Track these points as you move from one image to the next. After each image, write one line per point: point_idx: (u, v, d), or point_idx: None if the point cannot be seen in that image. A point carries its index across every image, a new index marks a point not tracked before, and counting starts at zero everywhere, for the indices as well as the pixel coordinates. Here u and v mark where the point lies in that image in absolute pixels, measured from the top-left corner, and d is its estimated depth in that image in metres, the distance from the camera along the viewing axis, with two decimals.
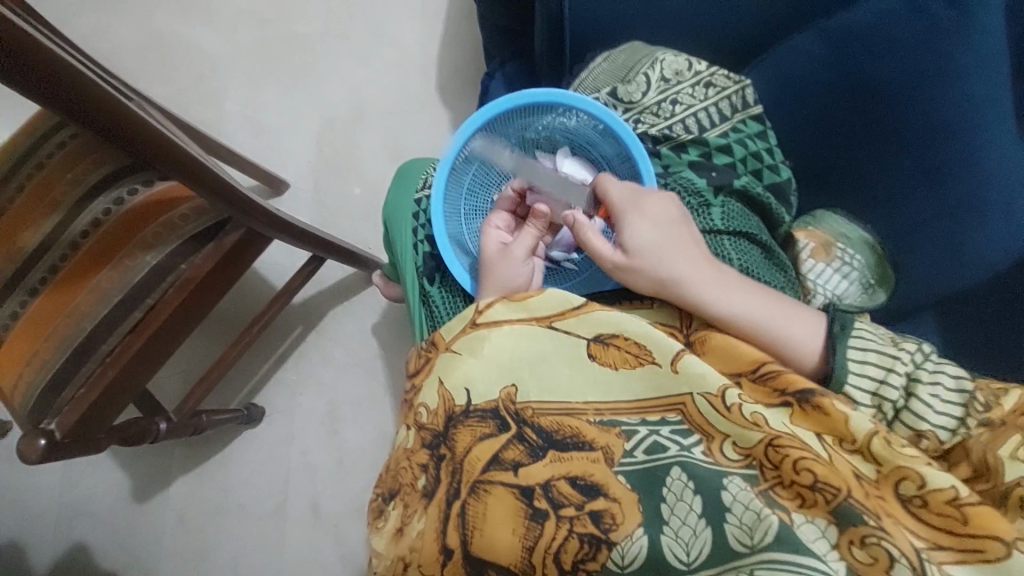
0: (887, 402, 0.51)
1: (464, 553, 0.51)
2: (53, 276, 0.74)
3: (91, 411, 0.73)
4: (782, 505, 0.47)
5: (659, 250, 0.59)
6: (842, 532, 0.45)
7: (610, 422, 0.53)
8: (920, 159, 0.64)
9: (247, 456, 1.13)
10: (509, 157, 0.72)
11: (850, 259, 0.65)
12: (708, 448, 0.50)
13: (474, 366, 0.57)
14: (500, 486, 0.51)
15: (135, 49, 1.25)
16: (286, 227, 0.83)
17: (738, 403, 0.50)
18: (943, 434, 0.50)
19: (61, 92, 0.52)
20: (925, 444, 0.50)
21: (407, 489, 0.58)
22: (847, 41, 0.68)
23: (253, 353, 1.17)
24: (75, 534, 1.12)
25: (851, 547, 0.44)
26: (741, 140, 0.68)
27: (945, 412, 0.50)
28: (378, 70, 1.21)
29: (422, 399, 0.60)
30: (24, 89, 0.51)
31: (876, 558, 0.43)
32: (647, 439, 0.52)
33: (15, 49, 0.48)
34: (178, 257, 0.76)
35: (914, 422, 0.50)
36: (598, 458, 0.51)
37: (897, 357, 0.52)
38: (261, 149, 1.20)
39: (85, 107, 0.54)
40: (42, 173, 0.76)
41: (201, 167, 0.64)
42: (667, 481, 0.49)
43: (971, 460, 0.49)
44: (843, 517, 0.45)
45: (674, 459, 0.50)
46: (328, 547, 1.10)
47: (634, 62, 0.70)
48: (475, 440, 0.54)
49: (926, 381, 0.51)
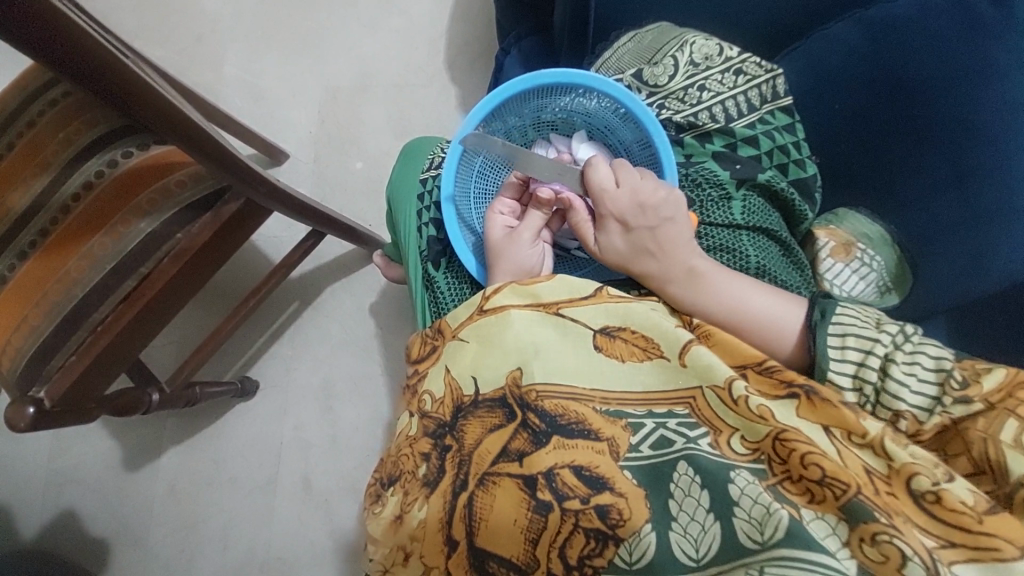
0: (866, 384, 0.50)
1: (469, 544, 0.50)
2: (43, 240, 0.71)
3: (83, 379, 0.72)
4: (789, 500, 0.45)
5: (630, 255, 0.59)
6: (852, 529, 0.43)
7: (616, 412, 0.52)
8: (953, 164, 0.62)
9: (239, 429, 1.12)
10: (501, 147, 0.63)
11: (869, 260, 0.64)
12: (716, 440, 0.49)
13: (479, 350, 0.57)
14: (506, 478, 0.50)
15: (132, 5, 1.19)
16: (286, 199, 0.81)
17: (745, 396, 0.49)
18: (921, 413, 0.49)
19: (55, 45, 0.49)
20: (903, 424, 0.49)
21: (408, 476, 0.57)
22: (885, 34, 0.65)
23: (248, 327, 1.15)
24: (64, 500, 1.11)
25: (862, 545, 0.43)
26: (768, 132, 0.66)
27: (920, 392, 0.49)
28: (386, 39, 1.16)
29: (427, 386, 0.60)
30: (18, 42, 0.48)
31: (887, 555, 0.42)
32: (654, 433, 0.50)
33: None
34: (174, 226, 0.73)
35: (891, 402, 0.49)
36: (603, 450, 0.50)
37: (877, 339, 0.51)
38: (261, 117, 1.16)
39: (81, 63, 0.51)
40: (33, 131, 0.73)
41: (200, 132, 0.61)
42: (674, 476, 0.48)
43: (972, 454, 0.47)
44: (854, 512, 0.43)
45: (681, 453, 0.49)
46: (319, 523, 1.10)
47: (662, 44, 0.67)
48: (485, 431, 0.53)
49: (902, 362, 0.50)
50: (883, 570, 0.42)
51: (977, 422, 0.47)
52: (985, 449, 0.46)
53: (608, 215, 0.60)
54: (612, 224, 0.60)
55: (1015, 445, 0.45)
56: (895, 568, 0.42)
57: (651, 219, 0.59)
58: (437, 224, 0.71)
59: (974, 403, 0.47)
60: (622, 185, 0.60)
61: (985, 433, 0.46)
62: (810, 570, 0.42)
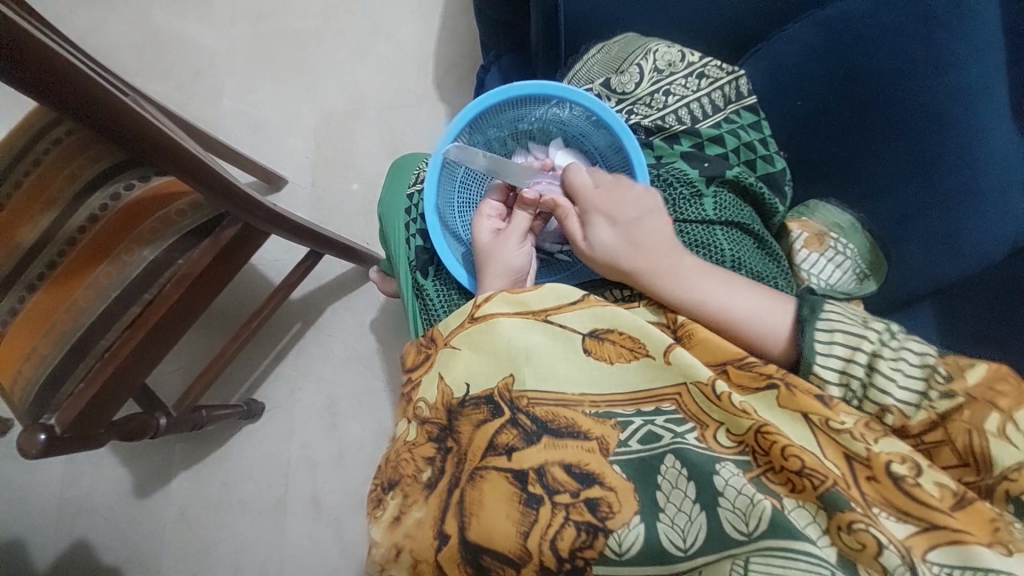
0: (854, 379, 0.50)
1: (461, 539, 0.51)
2: (51, 271, 0.74)
3: (92, 403, 0.74)
4: (772, 490, 0.47)
5: (618, 248, 0.61)
6: (830, 518, 0.45)
7: (605, 414, 0.53)
8: (908, 153, 0.66)
9: (248, 450, 1.14)
10: (482, 160, 0.68)
11: (843, 249, 0.66)
12: (702, 434, 0.50)
13: (471, 361, 0.58)
14: (495, 472, 0.52)
15: (133, 46, 1.25)
16: (282, 221, 0.83)
17: (727, 392, 0.50)
18: (908, 408, 0.49)
19: (67, 94, 0.53)
20: (889, 418, 0.50)
21: (408, 480, 0.58)
22: (841, 31, 0.67)
23: (253, 349, 1.18)
24: (77, 530, 1.13)
25: (840, 533, 0.44)
26: (734, 130, 0.68)
27: (907, 386, 0.49)
28: (375, 64, 1.21)
29: (421, 395, 0.61)
30: (33, 93, 0.52)
31: (864, 543, 0.43)
32: (642, 429, 0.52)
33: (27, 52, 0.49)
34: (175, 252, 0.76)
35: (879, 397, 0.49)
36: (593, 448, 0.51)
37: (864, 336, 0.51)
38: (258, 145, 1.20)
39: (91, 109, 0.55)
40: (38, 169, 0.76)
41: (194, 160, 0.64)
42: (660, 468, 0.49)
43: (957, 446, 0.48)
44: (832, 500, 0.45)
45: (669, 446, 0.50)
46: (328, 540, 1.11)
47: (628, 53, 0.70)
48: (474, 428, 0.55)
49: (889, 357, 0.50)
50: (862, 557, 0.43)
51: (963, 413, 0.47)
52: (970, 441, 0.47)
53: (595, 211, 0.63)
54: (599, 219, 0.62)
55: (1001, 434, 0.46)
56: (871, 555, 0.43)
57: (629, 215, 0.62)
58: (423, 234, 0.74)
59: (959, 395, 0.48)
60: (600, 185, 0.64)
61: (972, 425, 0.47)
62: (796, 559, 0.43)
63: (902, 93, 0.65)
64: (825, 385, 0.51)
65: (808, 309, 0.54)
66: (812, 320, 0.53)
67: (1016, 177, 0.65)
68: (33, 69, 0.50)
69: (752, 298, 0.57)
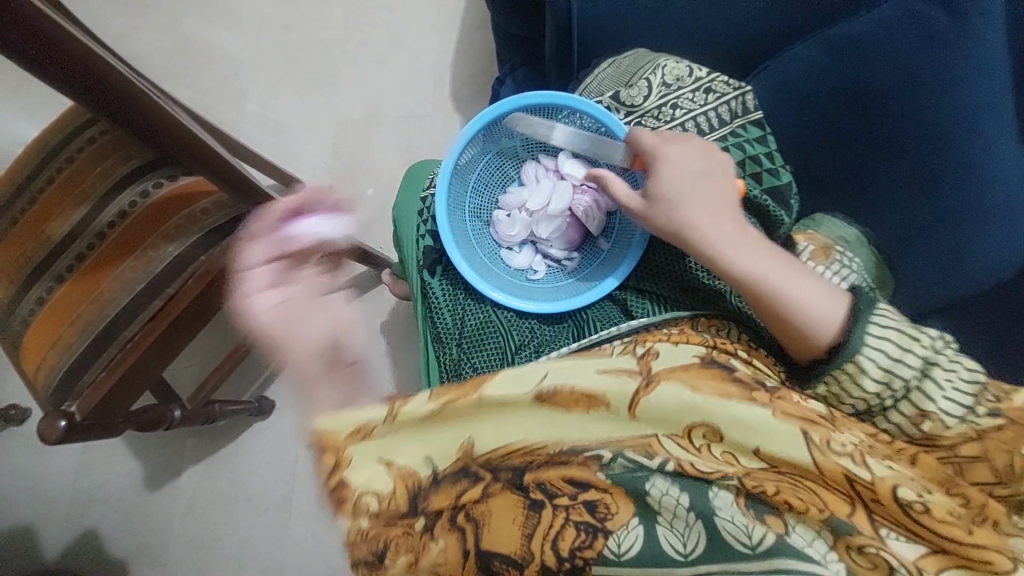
0: (897, 378, 0.51)
1: (477, 551, 0.49)
2: (80, 264, 0.78)
3: (112, 392, 0.77)
4: (772, 507, 0.47)
5: (675, 196, 0.62)
6: (838, 538, 0.45)
7: (574, 451, 0.52)
8: (914, 169, 0.67)
9: (257, 447, 1.16)
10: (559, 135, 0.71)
11: (849, 262, 0.64)
12: (678, 464, 0.50)
13: (414, 429, 0.54)
14: (499, 487, 0.51)
15: (164, 53, 1.30)
16: (300, 222, 0.86)
17: (705, 444, 0.51)
18: (949, 419, 0.49)
19: (108, 98, 0.57)
20: (926, 426, 0.50)
21: (398, 536, 0.50)
22: (847, 49, 0.69)
23: (265, 347, 1.20)
24: (88, 519, 1.16)
25: (850, 551, 0.45)
26: (739, 144, 0.70)
27: (953, 399, 0.49)
28: (394, 75, 1.24)
29: (361, 488, 0.52)
30: (76, 97, 0.56)
31: (876, 563, 0.44)
32: (615, 460, 0.51)
33: (74, 58, 0.53)
34: (199, 248, 0.80)
35: (921, 401, 0.50)
36: (581, 461, 0.51)
37: (918, 339, 0.52)
38: (279, 150, 1.24)
39: (128, 112, 0.58)
40: (71, 166, 0.80)
41: (221, 161, 0.67)
42: (647, 487, 0.49)
43: (994, 463, 0.48)
44: (837, 523, 0.45)
45: (653, 470, 0.50)
46: (332, 539, 1.12)
47: (637, 68, 0.72)
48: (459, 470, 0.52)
49: (944, 366, 0.51)
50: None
51: (1004, 435, 0.48)
52: (1010, 460, 0.47)
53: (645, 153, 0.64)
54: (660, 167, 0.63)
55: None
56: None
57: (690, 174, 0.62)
58: (433, 236, 0.76)
59: (1001, 416, 0.48)
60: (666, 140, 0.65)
61: (1010, 447, 0.47)
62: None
63: (903, 110, 0.66)
64: (862, 378, 0.52)
65: (866, 306, 0.55)
66: (864, 318, 0.54)
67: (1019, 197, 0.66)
68: (80, 74, 0.54)
69: (807, 283, 0.58)
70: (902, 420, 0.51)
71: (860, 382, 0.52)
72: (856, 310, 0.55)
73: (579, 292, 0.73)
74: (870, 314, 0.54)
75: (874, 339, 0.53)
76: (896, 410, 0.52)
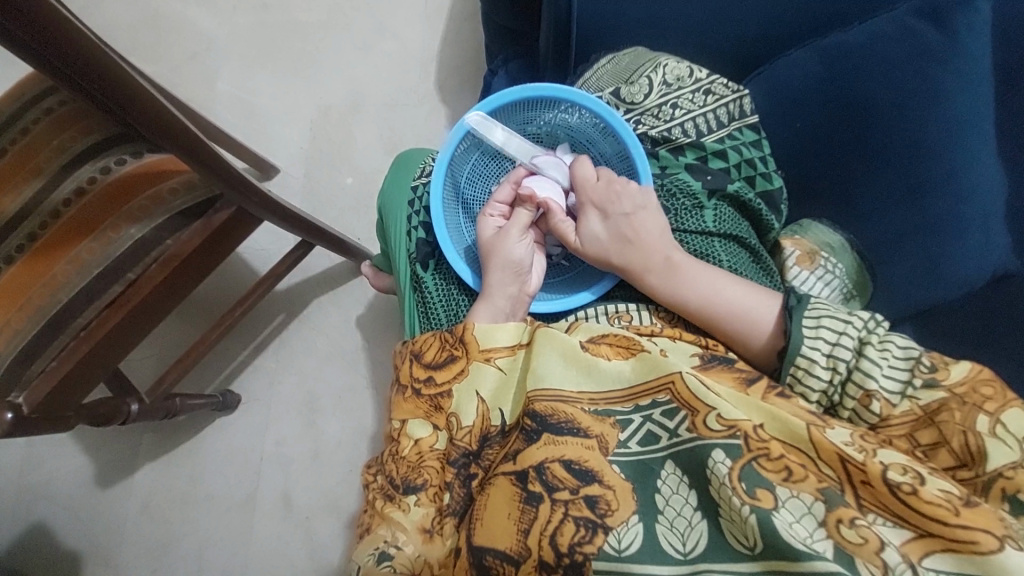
0: (841, 363, 0.54)
1: (468, 544, 0.49)
2: (31, 243, 0.72)
3: (64, 383, 0.71)
4: (765, 479, 0.46)
5: (610, 244, 0.65)
6: (830, 511, 0.44)
7: (604, 411, 0.52)
8: (898, 180, 0.69)
9: (220, 443, 1.11)
10: (500, 134, 0.71)
11: (832, 268, 0.69)
12: (694, 422, 0.49)
13: (463, 395, 0.57)
14: (502, 477, 0.51)
15: (129, 25, 1.23)
16: (277, 209, 0.82)
17: (716, 414, 0.48)
18: (892, 396, 0.52)
19: (73, 62, 0.50)
20: (876, 405, 0.52)
21: (432, 515, 0.55)
22: (841, 60, 0.71)
23: (232, 338, 1.15)
24: (31, 518, 1.08)
25: (840, 526, 0.44)
26: (736, 146, 0.71)
27: (890, 375, 0.53)
28: (378, 61, 1.21)
29: (455, 409, 0.57)
30: (33, 61, 0.49)
31: (865, 537, 0.43)
32: (641, 428, 0.51)
33: (38, 19, 0.46)
34: (164, 232, 0.75)
35: (864, 381, 0.53)
36: (592, 446, 0.50)
37: (850, 322, 0.55)
38: (253, 133, 1.18)
39: (97, 79, 0.52)
40: (23, 138, 0.73)
41: (194, 137, 0.62)
42: (661, 474, 0.49)
43: (952, 446, 0.49)
44: (829, 494, 0.45)
45: (667, 451, 0.50)
46: (298, 541, 1.07)
47: (638, 65, 0.72)
48: (483, 439, 0.56)
49: (876, 346, 0.54)
50: (860, 552, 0.43)
51: (955, 415, 0.49)
52: (965, 440, 0.48)
53: (588, 203, 0.68)
54: (592, 212, 0.67)
55: (991, 433, 0.47)
56: (873, 550, 0.43)
57: (624, 207, 0.65)
58: (426, 228, 0.74)
59: (941, 390, 0.51)
60: (602, 179, 0.68)
61: (964, 426, 0.49)
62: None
63: (890, 122, 0.69)
64: (814, 369, 0.54)
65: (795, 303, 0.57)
66: (801, 314, 0.57)
67: (994, 211, 0.69)
68: (45, 38, 0.47)
69: (736, 295, 0.60)
70: (854, 407, 0.53)
71: (812, 372, 0.54)
72: (794, 306, 0.57)
73: (571, 292, 0.72)
74: (807, 312, 0.56)
75: (809, 336, 0.55)
76: (845, 396, 0.54)
